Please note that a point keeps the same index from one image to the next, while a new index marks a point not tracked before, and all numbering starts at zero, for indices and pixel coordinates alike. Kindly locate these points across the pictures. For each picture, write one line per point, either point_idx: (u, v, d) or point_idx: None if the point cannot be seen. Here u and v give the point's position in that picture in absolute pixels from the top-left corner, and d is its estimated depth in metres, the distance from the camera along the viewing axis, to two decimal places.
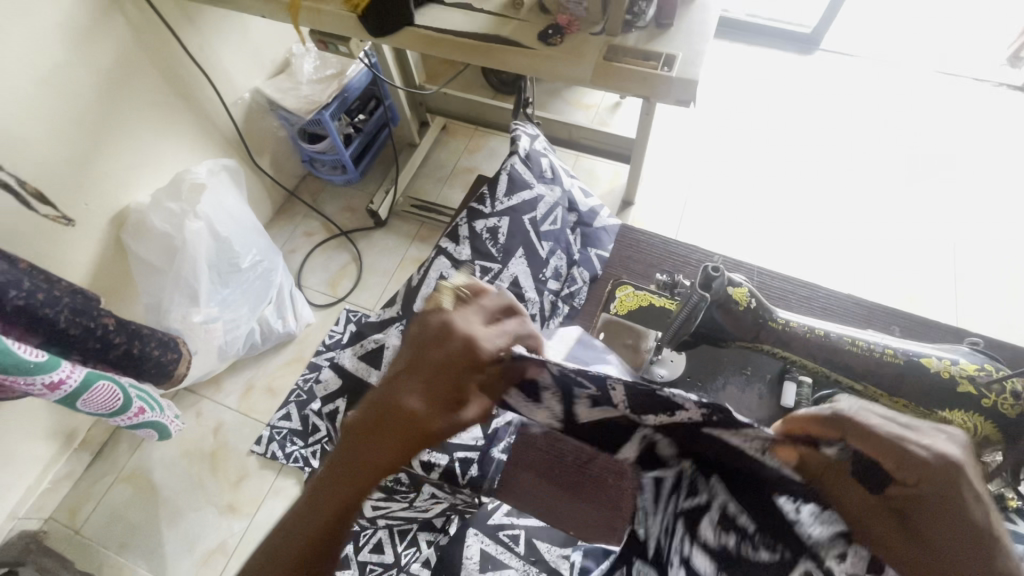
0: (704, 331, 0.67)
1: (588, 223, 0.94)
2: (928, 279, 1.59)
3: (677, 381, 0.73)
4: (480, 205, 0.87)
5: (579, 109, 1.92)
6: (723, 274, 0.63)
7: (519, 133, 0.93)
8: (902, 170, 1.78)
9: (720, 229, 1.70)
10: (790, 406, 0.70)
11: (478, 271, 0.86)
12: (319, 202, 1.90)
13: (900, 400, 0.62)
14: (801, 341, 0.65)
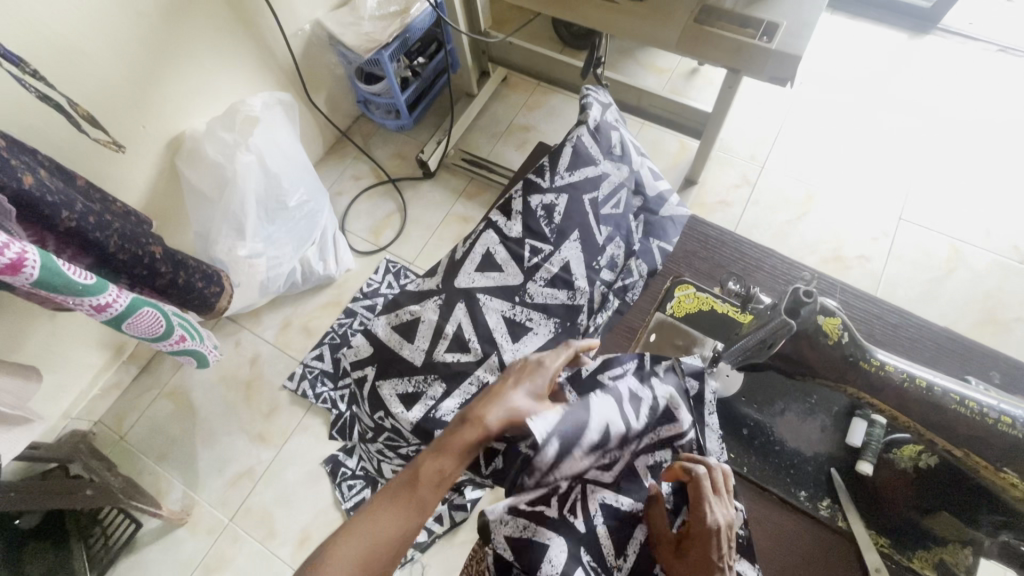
0: (776, 360, 0.60)
1: (653, 211, 0.84)
2: (1014, 305, 1.45)
3: (729, 399, 0.68)
4: (538, 177, 0.79)
5: (653, 73, 1.77)
6: (814, 300, 0.55)
7: (590, 101, 0.85)
8: (1010, 182, 1.59)
9: (785, 226, 1.59)
10: (857, 446, 0.63)
11: (526, 252, 0.77)
12: (370, 145, 1.86)
13: (1008, 477, 0.54)
14: (895, 390, 0.57)
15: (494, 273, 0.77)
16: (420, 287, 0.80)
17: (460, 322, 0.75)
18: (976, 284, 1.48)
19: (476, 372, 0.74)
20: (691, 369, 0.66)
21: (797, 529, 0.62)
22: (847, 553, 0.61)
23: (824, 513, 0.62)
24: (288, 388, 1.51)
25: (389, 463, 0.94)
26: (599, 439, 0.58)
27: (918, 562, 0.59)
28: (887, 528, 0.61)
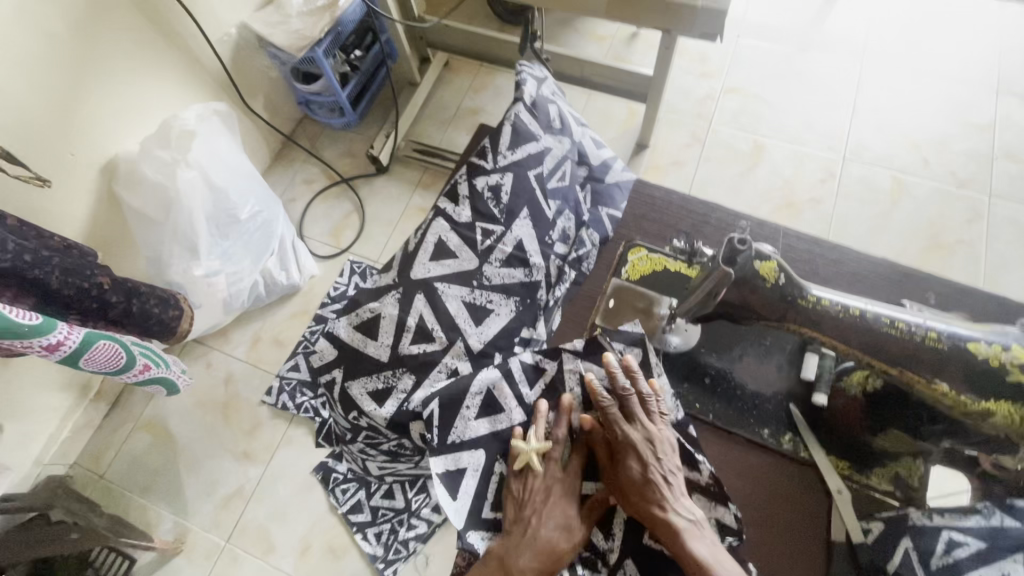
0: (725, 310, 0.65)
1: (599, 179, 0.86)
2: (958, 228, 1.52)
3: (689, 351, 0.72)
4: (481, 160, 0.79)
5: (593, 42, 1.77)
6: (750, 247, 0.59)
7: (524, 76, 0.85)
8: (942, 110, 1.66)
9: (737, 179, 1.62)
10: (811, 379, 0.68)
11: (478, 235, 0.78)
12: (318, 146, 1.82)
13: (941, 389, 0.57)
14: (832, 321, 0.61)
15: (450, 260, 0.77)
16: (377, 283, 0.80)
17: (422, 314, 0.75)
18: (920, 212, 1.55)
19: (444, 359, 0.75)
20: (627, 339, 0.69)
21: (767, 467, 0.67)
22: (810, 479, 0.66)
23: (786, 447, 0.68)
24: (267, 403, 1.49)
25: (375, 461, 0.94)
26: (485, 400, 0.72)
27: (876, 478, 0.66)
28: (845, 451, 0.67)
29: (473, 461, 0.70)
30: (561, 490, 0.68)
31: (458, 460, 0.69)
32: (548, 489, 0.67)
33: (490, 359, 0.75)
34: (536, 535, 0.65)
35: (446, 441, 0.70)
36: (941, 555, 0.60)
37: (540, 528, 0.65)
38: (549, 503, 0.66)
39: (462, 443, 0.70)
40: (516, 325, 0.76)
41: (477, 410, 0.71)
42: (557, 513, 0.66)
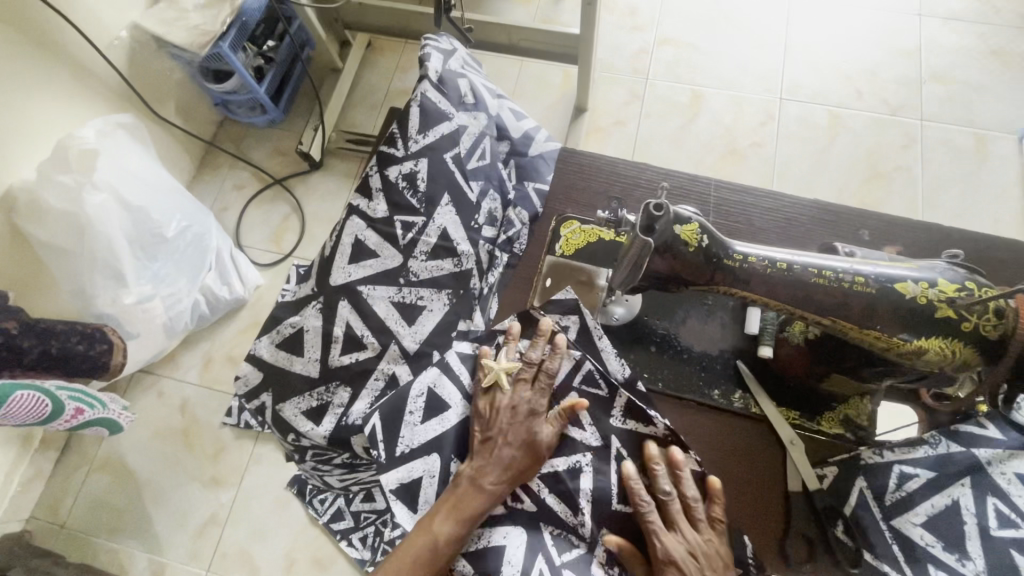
0: (655, 280, 0.61)
1: (522, 152, 0.83)
2: (895, 155, 1.55)
3: (634, 320, 0.70)
4: (392, 149, 0.79)
5: (519, 5, 1.69)
6: (666, 211, 0.56)
7: (428, 50, 0.82)
8: (870, 39, 1.66)
9: (679, 133, 1.61)
10: (755, 333, 0.66)
11: (398, 230, 0.78)
12: (243, 148, 1.71)
13: (874, 332, 0.58)
14: (760, 278, 0.59)
15: (371, 260, 0.77)
16: (297, 296, 0.81)
17: (347, 322, 0.76)
18: (858, 143, 1.57)
19: (379, 366, 0.76)
20: (564, 307, 0.68)
21: (727, 431, 0.66)
22: (765, 434, 0.66)
23: (739, 406, 0.67)
24: (228, 424, 1.43)
25: (334, 474, 0.89)
26: (427, 402, 0.69)
27: (826, 425, 0.66)
28: (798, 405, 0.67)
29: (427, 468, 0.68)
30: (529, 407, 0.65)
31: (409, 471, 0.68)
32: (515, 405, 0.66)
33: (429, 357, 0.75)
34: (502, 451, 0.64)
35: (393, 455, 0.67)
36: (894, 490, 0.61)
37: (507, 442, 0.64)
38: (514, 418, 0.65)
39: (410, 454, 0.68)
40: (450, 318, 0.76)
41: (421, 415, 0.69)
42: (522, 425, 0.65)
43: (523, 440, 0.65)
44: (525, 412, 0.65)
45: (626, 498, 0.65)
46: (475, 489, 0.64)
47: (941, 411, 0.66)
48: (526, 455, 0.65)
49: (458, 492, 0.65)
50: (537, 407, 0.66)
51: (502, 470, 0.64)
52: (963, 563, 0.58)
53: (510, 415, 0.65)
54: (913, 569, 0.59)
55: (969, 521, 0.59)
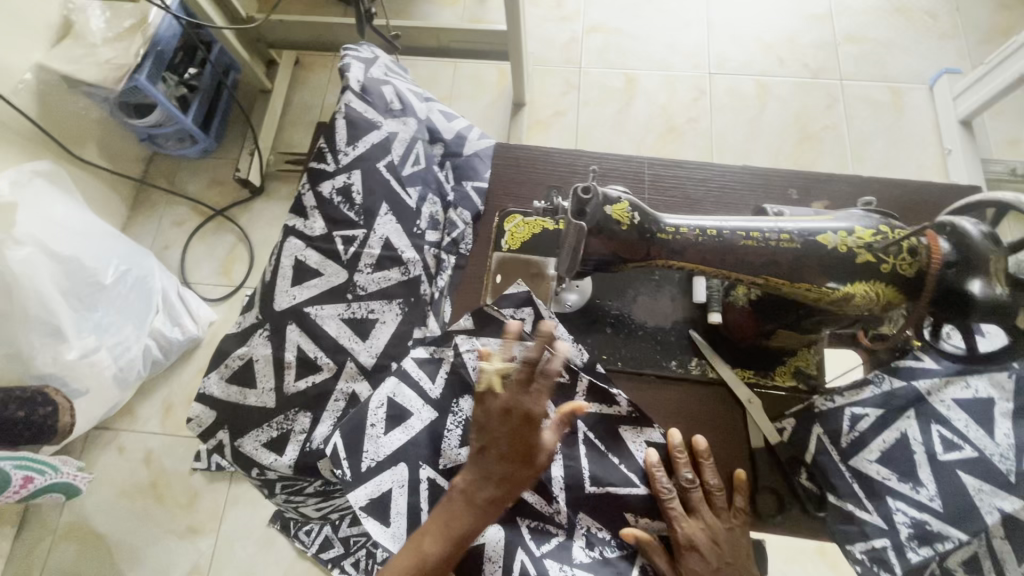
0: (596, 262, 0.62)
1: (457, 152, 0.81)
2: (821, 116, 1.62)
3: (587, 305, 0.70)
4: (322, 165, 0.78)
5: (444, 8, 1.69)
6: (595, 192, 0.58)
7: (348, 62, 0.81)
8: (785, 7, 1.73)
9: (617, 117, 1.64)
10: (703, 301, 0.69)
11: (339, 246, 0.76)
12: (178, 182, 1.64)
13: (805, 286, 0.60)
14: (694, 247, 0.61)
15: (315, 280, 0.75)
16: (242, 326, 0.78)
17: (298, 345, 0.74)
18: (786, 107, 1.64)
19: (337, 385, 0.74)
20: (517, 299, 0.67)
21: (688, 399, 0.68)
22: (725, 398, 0.68)
23: (696, 371, 0.68)
24: (199, 469, 1.37)
25: (312, 503, 0.87)
26: (389, 411, 0.66)
27: (781, 379, 0.68)
28: (750, 363, 0.69)
29: (396, 479, 0.64)
30: (524, 417, 0.59)
31: (377, 485, 0.64)
32: (509, 414, 0.59)
33: (388, 370, 0.73)
34: (496, 465, 0.60)
35: (359, 471, 0.64)
36: (848, 432, 0.64)
37: (499, 456, 0.59)
38: (506, 429, 0.59)
39: (377, 467, 0.64)
40: (405, 328, 0.74)
41: (383, 425, 0.65)
42: (517, 438, 0.59)
43: (518, 453, 0.59)
44: (521, 419, 0.59)
45: (598, 480, 0.65)
46: (470, 503, 0.60)
47: (881, 352, 0.68)
48: (522, 468, 0.60)
49: (451, 507, 0.61)
50: (533, 413, 0.59)
51: (495, 483, 0.60)
52: (917, 490, 0.61)
53: (505, 424, 0.59)
54: (874, 504, 0.62)
55: (917, 450, 0.62)
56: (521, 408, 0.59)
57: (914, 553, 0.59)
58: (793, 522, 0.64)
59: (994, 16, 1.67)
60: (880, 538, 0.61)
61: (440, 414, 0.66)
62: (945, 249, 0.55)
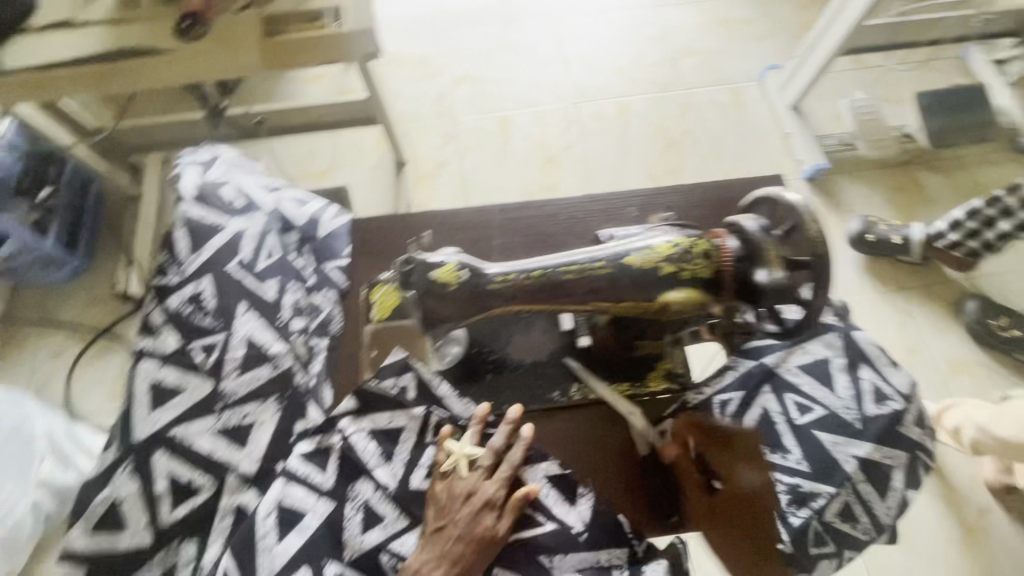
0: (433, 322, 0.62)
1: (313, 236, 0.79)
2: (679, 122, 1.78)
3: (464, 357, 0.70)
4: (168, 280, 0.77)
5: (310, 84, 1.71)
6: (416, 263, 0.61)
7: (183, 172, 0.82)
8: (630, 31, 1.89)
9: (499, 157, 1.71)
10: (570, 329, 0.71)
11: (198, 358, 0.75)
12: (50, 310, 1.50)
13: (625, 305, 0.61)
14: (521, 289, 0.61)
15: (178, 398, 0.74)
16: (102, 463, 0.73)
17: (171, 468, 0.72)
18: (649, 120, 1.78)
19: (221, 500, 0.72)
20: (393, 369, 0.66)
21: (583, 425, 0.68)
22: (613, 414, 0.68)
23: (577, 397, 0.69)
24: None
25: None
26: (279, 518, 0.62)
27: (653, 384, 0.68)
28: (627, 377, 0.69)
29: None
30: (485, 496, 0.60)
31: None
32: (471, 493, 0.60)
33: (274, 473, 0.72)
34: (451, 544, 0.59)
35: None
36: (723, 416, 0.67)
37: (456, 537, 0.59)
38: (467, 507, 0.60)
39: None
40: (285, 424, 0.73)
41: (276, 535, 0.62)
42: (477, 516, 0.60)
43: (477, 534, 0.59)
44: (480, 503, 0.60)
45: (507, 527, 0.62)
46: None
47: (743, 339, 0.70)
48: (475, 551, 0.59)
49: None
50: (492, 499, 0.60)
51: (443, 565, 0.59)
52: (786, 457, 0.67)
53: (464, 505, 0.60)
54: (755, 479, 0.66)
55: (779, 420, 0.68)
56: (484, 488, 0.61)
57: (795, 516, 0.64)
58: (699, 517, 0.64)
59: (800, 13, 1.91)
60: (765, 509, 0.64)
61: (336, 506, 0.63)
62: (732, 247, 0.58)
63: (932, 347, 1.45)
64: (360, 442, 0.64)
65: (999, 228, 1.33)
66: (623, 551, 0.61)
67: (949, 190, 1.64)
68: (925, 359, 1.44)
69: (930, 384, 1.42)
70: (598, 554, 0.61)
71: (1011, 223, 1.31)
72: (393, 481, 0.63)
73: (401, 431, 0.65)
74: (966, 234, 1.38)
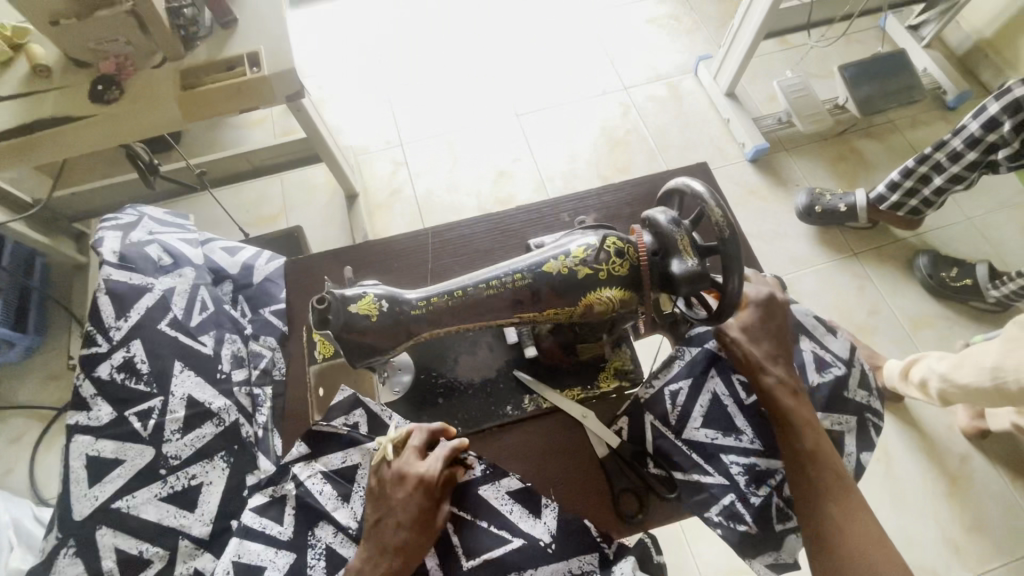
0: (363, 357, 0.61)
1: (247, 284, 0.80)
2: (623, 121, 1.80)
3: (413, 385, 0.70)
4: (95, 347, 0.73)
5: (252, 128, 1.69)
6: (329, 300, 0.57)
7: (102, 233, 0.79)
8: (563, 40, 1.93)
9: (450, 179, 1.71)
10: (516, 342, 0.71)
11: (137, 424, 0.72)
12: (4, 394, 1.43)
13: (552, 311, 0.62)
14: (447, 313, 0.61)
15: (119, 469, 0.70)
16: (45, 549, 0.70)
17: (116, 545, 0.68)
18: (594, 122, 1.80)
19: (176, 568, 0.68)
20: (343, 408, 0.66)
21: (539, 435, 0.68)
22: (566, 420, 0.69)
23: (530, 409, 0.69)
24: None
25: None
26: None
27: (604, 384, 0.71)
28: (575, 381, 0.71)
29: None
30: (418, 476, 0.58)
31: None
32: (403, 475, 0.58)
33: (230, 530, 0.70)
34: (392, 533, 0.57)
35: None
36: (672, 410, 0.67)
37: (397, 522, 0.57)
38: (401, 490, 0.58)
39: None
40: (235, 480, 0.71)
41: None
42: (412, 497, 0.58)
43: (416, 518, 0.58)
44: (415, 486, 0.58)
45: (475, 550, 0.61)
46: None
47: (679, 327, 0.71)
48: (418, 533, 0.58)
49: None
50: (424, 479, 0.58)
51: (387, 556, 0.57)
52: (739, 438, 0.65)
53: (399, 491, 0.58)
54: (714, 466, 0.65)
55: (729, 401, 0.67)
56: (414, 468, 0.59)
57: (756, 496, 0.63)
58: (661, 511, 0.65)
59: (722, 3, 1.98)
60: (726, 495, 0.63)
61: (297, 555, 0.61)
62: (647, 241, 0.60)
63: (892, 306, 1.48)
64: (317, 486, 0.63)
65: (935, 183, 1.34)
66: (594, 556, 0.61)
67: (885, 154, 1.70)
68: (887, 318, 1.47)
69: (895, 342, 1.45)
70: (570, 562, 0.60)
71: (945, 177, 1.31)
72: (354, 522, 0.62)
73: (355, 470, 0.64)
74: (904, 193, 1.40)
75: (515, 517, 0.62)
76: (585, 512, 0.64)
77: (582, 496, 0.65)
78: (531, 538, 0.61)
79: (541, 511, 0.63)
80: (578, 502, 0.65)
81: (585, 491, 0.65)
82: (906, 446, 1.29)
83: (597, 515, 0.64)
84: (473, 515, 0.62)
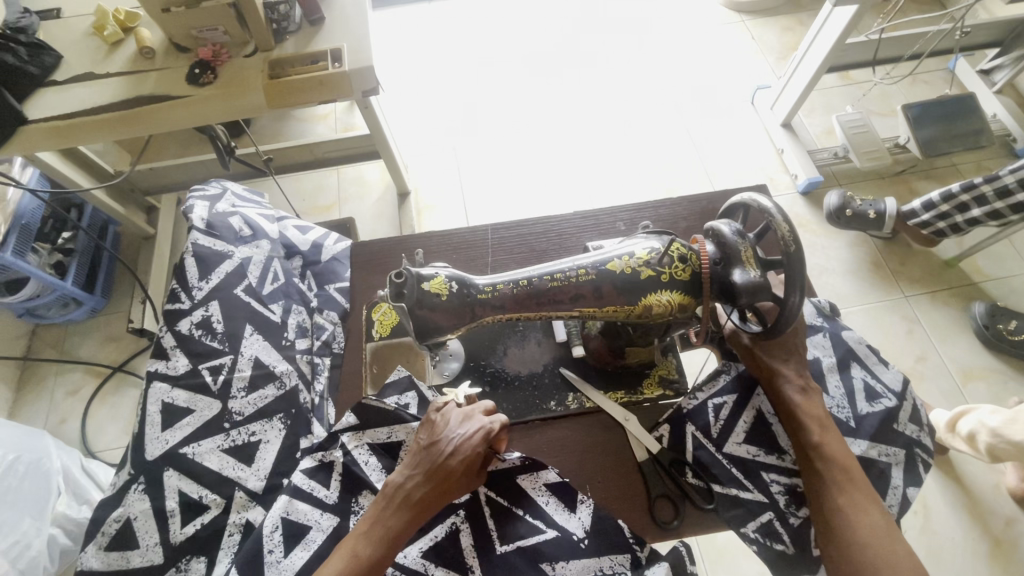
0: (425, 336, 0.64)
1: (315, 261, 0.86)
2: (674, 144, 1.81)
3: (463, 371, 0.73)
4: (178, 304, 0.80)
5: (318, 123, 1.78)
6: (407, 275, 0.61)
7: (192, 202, 0.87)
8: (621, 60, 1.96)
9: (498, 187, 1.75)
10: (565, 341, 0.74)
11: (207, 377, 0.77)
12: (67, 350, 1.53)
13: (611, 308, 0.63)
14: (510, 299, 0.63)
15: (187, 418, 0.75)
16: (115, 486, 0.75)
17: (179, 488, 0.73)
18: (645, 143, 1.81)
19: (230, 519, 0.72)
20: (399, 386, 0.70)
21: (579, 434, 0.69)
22: (605, 422, 0.70)
23: (574, 406, 0.71)
24: None
25: None
26: (286, 532, 0.63)
27: (648, 391, 0.72)
28: (619, 385, 0.72)
29: None
30: (479, 423, 0.60)
31: None
32: (465, 419, 0.61)
33: (282, 487, 0.73)
34: (443, 461, 0.59)
35: None
36: (716, 422, 0.68)
37: (448, 453, 0.59)
38: (464, 426, 0.60)
39: None
40: (290, 442, 0.75)
41: (284, 549, 0.63)
42: (470, 434, 0.60)
43: (466, 459, 0.59)
44: (474, 431, 0.60)
45: (509, 536, 0.63)
46: (405, 503, 0.58)
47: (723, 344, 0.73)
48: (463, 472, 0.58)
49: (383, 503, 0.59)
50: (483, 429, 0.60)
51: (432, 479, 0.58)
52: (782, 458, 0.66)
53: (457, 430, 0.60)
54: (754, 482, 0.65)
55: (773, 420, 0.67)
56: (478, 417, 0.61)
57: (795, 517, 0.63)
58: (698, 521, 0.65)
59: (784, 35, 1.97)
60: (764, 512, 0.64)
61: (341, 519, 0.64)
62: (710, 251, 0.61)
63: (941, 353, 1.43)
64: (363, 457, 0.66)
65: (972, 215, 1.31)
66: (626, 557, 0.61)
67: None
68: (936, 365, 1.42)
69: (944, 391, 1.39)
70: (602, 560, 0.61)
71: (984, 210, 1.28)
72: None
73: (400, 446, 0.67)
74: (938, 215, 1.36)
75: (549, 510, 0.64)
76: (619, 514, 0.65)
77: (618, 498, 0.66)
78: (565, 531, 0.63)
79: (577, 506, 0.64)
80: (613, 503, 0.65)
81: (621, 493, 0.66)
82: (947, 500, 1.23)
83: (632, 517, 0.65)
84: (509, 503, 0.64)
